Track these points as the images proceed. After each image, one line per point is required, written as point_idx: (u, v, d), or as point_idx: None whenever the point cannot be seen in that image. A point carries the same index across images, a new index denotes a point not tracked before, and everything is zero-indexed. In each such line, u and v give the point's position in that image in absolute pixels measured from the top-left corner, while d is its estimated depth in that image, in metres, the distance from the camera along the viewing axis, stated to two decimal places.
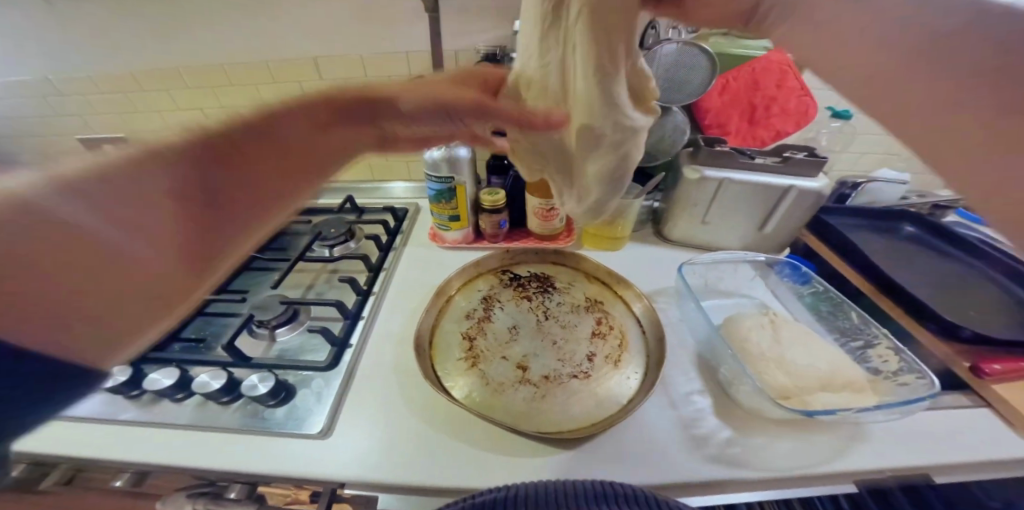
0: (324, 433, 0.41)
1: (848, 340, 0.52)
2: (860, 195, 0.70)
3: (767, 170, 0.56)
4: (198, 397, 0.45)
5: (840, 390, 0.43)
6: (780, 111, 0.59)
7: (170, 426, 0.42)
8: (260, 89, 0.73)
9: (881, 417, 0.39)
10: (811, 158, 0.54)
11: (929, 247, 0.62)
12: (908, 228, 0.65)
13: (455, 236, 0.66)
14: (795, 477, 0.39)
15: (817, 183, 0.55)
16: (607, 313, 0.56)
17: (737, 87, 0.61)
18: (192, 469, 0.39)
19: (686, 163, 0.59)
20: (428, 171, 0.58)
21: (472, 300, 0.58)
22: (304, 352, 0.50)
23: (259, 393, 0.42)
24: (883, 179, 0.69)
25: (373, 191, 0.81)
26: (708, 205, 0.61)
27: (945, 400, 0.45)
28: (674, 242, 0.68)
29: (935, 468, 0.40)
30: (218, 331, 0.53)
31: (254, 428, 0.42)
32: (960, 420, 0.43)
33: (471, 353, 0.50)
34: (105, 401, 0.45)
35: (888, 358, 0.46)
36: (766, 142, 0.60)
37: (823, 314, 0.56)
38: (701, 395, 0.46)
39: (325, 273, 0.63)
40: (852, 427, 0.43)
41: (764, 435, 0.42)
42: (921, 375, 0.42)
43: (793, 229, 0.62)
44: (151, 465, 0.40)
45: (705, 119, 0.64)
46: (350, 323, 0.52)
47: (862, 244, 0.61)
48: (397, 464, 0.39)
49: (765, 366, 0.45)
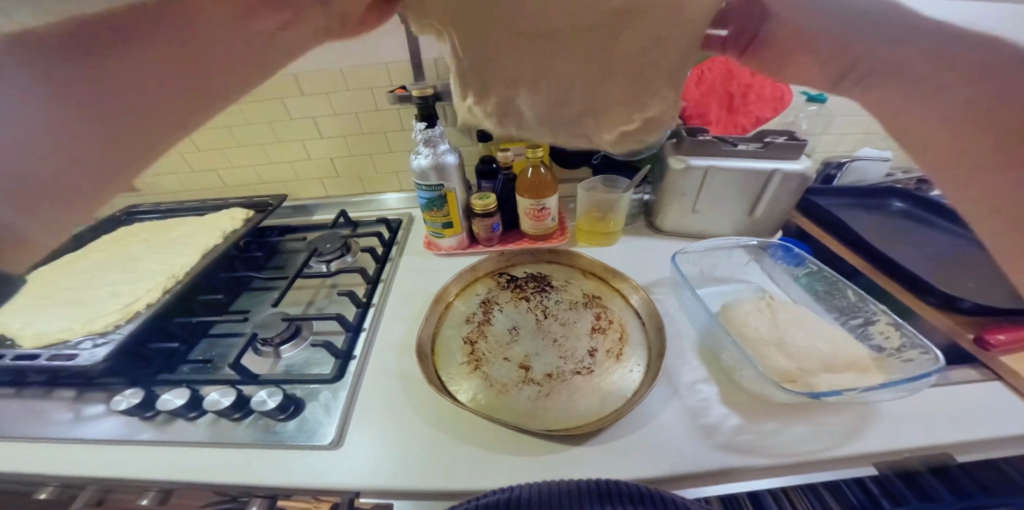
0: (336, 443, 0.42)
1: (848, 318, 0.51)
2: (846, 175, 0.69)
3: (747, 155, 0.56)
4: (210, 415, 0.46)
5: (845, 371, 0.42)
6: (757, 99, 0.60)
7: (188, 443, 0.44)
8: (241, 110, 0.71)
9: (889, 395, 0.39)
10: (790, 141, 0.54)
11: (923, 221, 0.61)
12: (898, 204, 0.64)
13: (450, 243, 0.67)
14: (808, 461, 0.39)
15: (799, 165, 0.55)
16: (606, 308, 0.56)
17: (712, 78, 0.60)
18: (210, 486, 0.40)
19: (671, 154, 0.59)
20: (418, 180, 0.59)
21: (471, 304, 0.58)
22: (310, 366, 0.51)
23: (268, 408, 0.43)
24: (867, 157, 0.69)
25: (365, 203, 0.82)
26: (697, 195, 0.61)
27: (953, 375, 0.44)
28: (666, 233, 0.68)
29: (956, 446, 0.39)
30: (225, 351, 0.55)
31: (266, 441, 0.43)
32: (970, 393, 0.43)
33: (473, 357, 0.51)
34: (125, 422, 0.47)
35: (890, 334, 0.46)
36: (747, 129, 0.61)
37: (821, 294, 0.55)
38: (705, 384, 0.46)
39: (324, 288, 0.64)
40: (861, 407, 0.42)
41: (773, 420, 0.42)
42: (925, 350, 0.42)
43: (785, 212, 0.62)
44: (173, 483, 0.41)
45: (685, 110, 0.63)
46: (352, 335, 0.53)
47: (854, 222, 0.60)
48: (402, 470, 0.39)
49: (766, 351, 0.45)
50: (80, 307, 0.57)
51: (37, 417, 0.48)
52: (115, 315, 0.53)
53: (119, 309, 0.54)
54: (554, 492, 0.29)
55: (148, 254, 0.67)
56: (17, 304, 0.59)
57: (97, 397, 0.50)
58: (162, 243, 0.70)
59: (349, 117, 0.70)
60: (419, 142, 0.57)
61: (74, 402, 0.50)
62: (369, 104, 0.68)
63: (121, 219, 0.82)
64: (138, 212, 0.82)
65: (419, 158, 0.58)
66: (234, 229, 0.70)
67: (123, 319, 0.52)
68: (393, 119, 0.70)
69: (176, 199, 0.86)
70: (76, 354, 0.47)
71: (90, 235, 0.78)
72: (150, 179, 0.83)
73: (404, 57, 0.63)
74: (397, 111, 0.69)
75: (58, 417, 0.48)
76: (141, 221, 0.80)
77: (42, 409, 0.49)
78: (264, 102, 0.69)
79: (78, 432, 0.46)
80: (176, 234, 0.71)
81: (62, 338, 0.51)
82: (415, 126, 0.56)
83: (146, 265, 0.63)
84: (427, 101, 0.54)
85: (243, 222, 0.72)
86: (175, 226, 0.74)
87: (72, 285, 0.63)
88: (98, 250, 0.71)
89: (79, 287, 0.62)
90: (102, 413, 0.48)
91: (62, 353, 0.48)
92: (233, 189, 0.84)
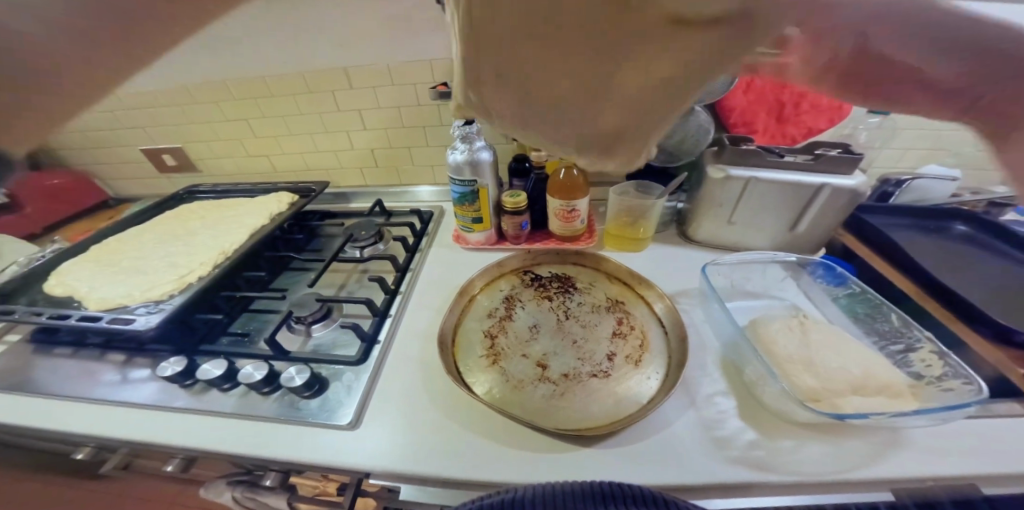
0: (353, 424, 0.44)
1: (887, 343, 0.49)
2: (905, 194, 0.66)
3: (797, 167, 0.54)
4: (242, 387, 0.49)
5: (875, 395, 0.41)
6: (810, 108, 0.58)
7: (218, 413, 0.46)
8: (292, 100, 0.74)
9: (922, 422, 0.37)
10: (842, 155, 0.52)
11: (983, 247, 0.58)
12: (961, 227, 0.61)
13: (478, 237, 0.68)
14: (826, 484, 0.38)
15: (852, 180, 0.53)
16: (629, 314, 0.56)
17: (762, 86, 0.59)
18: (234, 455, 0.43)
19: (709, 163, 0.59)
20: (452, 174, 0.61)
21: (494, 299, 0.59)
22: (337, 346, 0.53)
23: (295, 384, 0.45)
24: (929, 175, 0.65)
25: (400, 194, 0.85)
26: (734, 206, 0.60)
27: (999, 408, 0.42)
28: (697, 243, 0.67)
29: (985, 478, 0.37)
30: (259, 326, 0.58)
31: (290, 417, 0.45)
32: (1016, 429, 0.40)
33: (492, 351, 0.52)
34: (163, 389, 0.50)
35: (931, 362, 0.44)
36: (796, 140, 0.60)
37: (860, 316, 0.53)
38: (725, 396, 0.45)
39: (356, 273, 0.66)
40: (890, 433, 0.41)
41: (791, 437, 0.41)
42: (968, 380, 0.40)
43: (828, 229, 0.60)
44: (198, 449, 0.44)
45: (729, 118, 0.63)
46: (379, 320, 0.55)
47: (905, 244, 0.58)
48: (417, 456, 0.40)
49: (792, 369, 0.43)
50: (137, 275, 0.61)
51: (89, 377, 0.52)
52: (169, 285, 0.57)
53: (174, 280, 0.58)
54: (556, 495, 0.29)
55: (203, 231, 0.71)
56: (88, 270, 0.64)
57: (142, 363, 0.54)
58: (216, 220, 0.74)
59: (392, 110, 0.73)
60: (456, 138, 0.59)
61: (122, 366, 0.53)
62: (413, 99, 0.70)
63: (183, 197, 0.87)
64: (197, 191, 0.87)
65: (455, 153, 0.59)
66: (279, 211, 0.74)
67: (176, 290, 0.56)
68: (434, 114, 0.72)
69: (229, 180, 0.91)
70: (131, 319, 0.51)
71: (154, 209, 0.84)
72: (209, 161, 0.88)
73: (450, 54, 0.65)
74: (437, 106, 0.71)
75: (106, 378, 0.52)
76: (199, 200, 0.85)
77: (94, 370, 0.53)
78: (315, 92, 0.72)
79: (122, 395, 0.49)
80: (227, 213, 0.75)
81: (122, 303, 0.55)
82: (454, 123, 0.59)
83: (202, 241, 0.67)
84: None
85: (287, 205, 0.76)
86: (227, 206, 0.78)
87: (134, 254, 0.68)
88: (158, 224, 0.76)
89: (140, 258, 0.67)
90: (146, 378, 0.52)
91: (120, 317, 0.52)
92: (281, 173, 0.88)
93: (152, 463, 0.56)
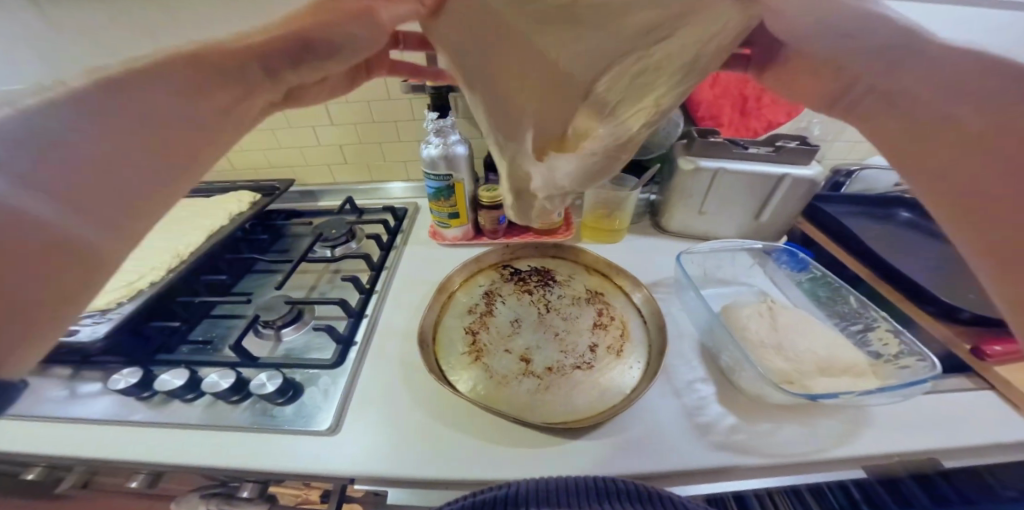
0: (331, 430, 0.42)
1: (848, 324, 0.52)
2: (855, 183, 0.70)
3: (762, 159, 0.56)
4: (207, 398, 0.46)
5: (840, 375, 0.43)
6: (770, 102, 0.61)
7: (183, 425, 0.43)
8: None
9: (884, 400, 0.39)
10: (802, 146, 0.54)
11: (929, 232, 0.62)
12: (907, 214, 0.65)
13: (455, 233, 0.67)
14: (799, 462, 0.39)
15: (812, 171, 0.55)
16: (608, 305, 0.57)
17: (727, 80, 0.61)
18: (199, 469, 0.40)
19: (680, 155, 0.60)
20: (426, 169, 0.59)
21: (473, 295, 0.58)
22: (310, 350, 0.51)
23: (267, 391, 0.43)
24: (878, 166, 0.69)
25: (372, 191, 0.82)
26: (706, 195, 0.61)
27: (949, 382, 0.46)
28: (671, 234, 0.69)
29: (942, 451, 0.40)
30: (225, 332, 0.55)
31: (262, 425, 0.43)
32: (966, 401, 0.44)
33: (474, 348, 0.51)
34: (119, 403, 0.46)
35: (889, 341, 0.47)
36: (759, 132, 0.62)
37: (823, 299, 0.56)
38: (703, 383, 0.46)
39: (327, 273, 0.64)
40: (855, 411, 0.43)
41: (768, 420, 0.43)
42: (922, 357, 0.42)
43: (791, 217, 0.63)
44: (161, 465, 0.41)
45: (698, 112, 0.64)
46: (354, 321, 0.53)
47: (861, 230, 0.61)
48: (400, 459, 0.39)
49: (765, 353, 0.45)
50: None
51: (31, 395, 0.48)
52: (116, 292, 0.53)
53: (121, 286, 0.54)
54: (548, 490, 0.30)
55: (155, 234, 0.66)
56: None
57: (94, 376, 0.50)
58: (170, 222, 0.69)
59: (360, 104, 0.70)
60: (429, 132, 0.58)
61: (70, 380, 0.49)
62: (382, 92, 0.68)
63: None
64: None
65: (429, 147, 0.58)
66: (241, 212, 0.71)
67: (124, 296, 0.52)
68: (405, 109, 0.70)
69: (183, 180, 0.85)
70: (76, 330, 0.48)
71: None
72: None
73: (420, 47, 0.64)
74: (409, 101, 0.69)
75: (52, 395, 0.48)
76: None
77: (37, 386, 0.49)
78: None
79: (72, 412, 0.46)
80: (183, 215, 0.71)
81: None
82: (427, 115, 0.57)
83: (156, 244, 0.63)
84: (440, 90, 0.56)
85: (249, 204, 0.73)
86: (184, 208, 0.74)
87: None
88: None
89: None
90: (98, 392, 0.48)
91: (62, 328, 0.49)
92: (242, 172, 0.84)
93: (115, 481, 0.52)
